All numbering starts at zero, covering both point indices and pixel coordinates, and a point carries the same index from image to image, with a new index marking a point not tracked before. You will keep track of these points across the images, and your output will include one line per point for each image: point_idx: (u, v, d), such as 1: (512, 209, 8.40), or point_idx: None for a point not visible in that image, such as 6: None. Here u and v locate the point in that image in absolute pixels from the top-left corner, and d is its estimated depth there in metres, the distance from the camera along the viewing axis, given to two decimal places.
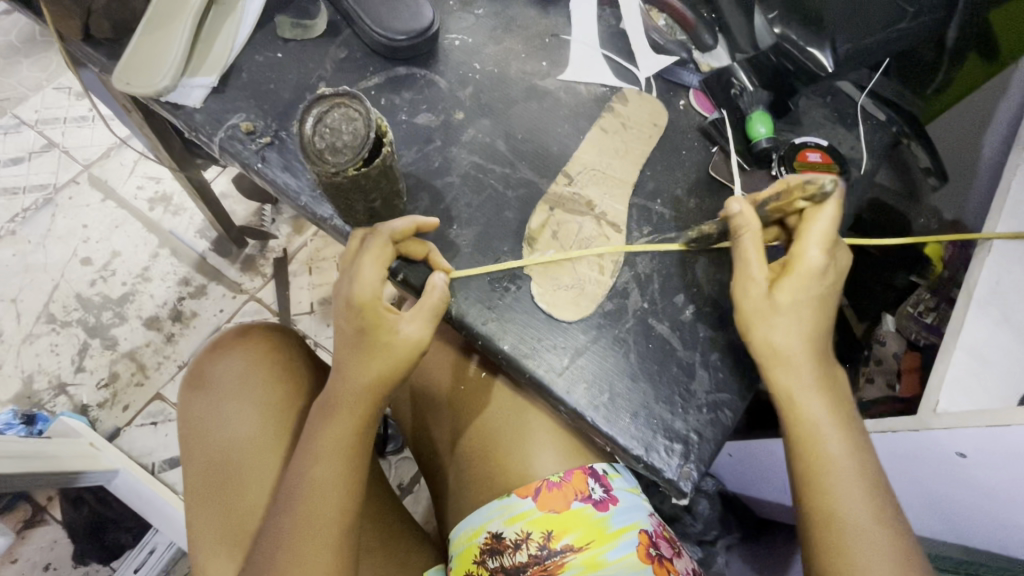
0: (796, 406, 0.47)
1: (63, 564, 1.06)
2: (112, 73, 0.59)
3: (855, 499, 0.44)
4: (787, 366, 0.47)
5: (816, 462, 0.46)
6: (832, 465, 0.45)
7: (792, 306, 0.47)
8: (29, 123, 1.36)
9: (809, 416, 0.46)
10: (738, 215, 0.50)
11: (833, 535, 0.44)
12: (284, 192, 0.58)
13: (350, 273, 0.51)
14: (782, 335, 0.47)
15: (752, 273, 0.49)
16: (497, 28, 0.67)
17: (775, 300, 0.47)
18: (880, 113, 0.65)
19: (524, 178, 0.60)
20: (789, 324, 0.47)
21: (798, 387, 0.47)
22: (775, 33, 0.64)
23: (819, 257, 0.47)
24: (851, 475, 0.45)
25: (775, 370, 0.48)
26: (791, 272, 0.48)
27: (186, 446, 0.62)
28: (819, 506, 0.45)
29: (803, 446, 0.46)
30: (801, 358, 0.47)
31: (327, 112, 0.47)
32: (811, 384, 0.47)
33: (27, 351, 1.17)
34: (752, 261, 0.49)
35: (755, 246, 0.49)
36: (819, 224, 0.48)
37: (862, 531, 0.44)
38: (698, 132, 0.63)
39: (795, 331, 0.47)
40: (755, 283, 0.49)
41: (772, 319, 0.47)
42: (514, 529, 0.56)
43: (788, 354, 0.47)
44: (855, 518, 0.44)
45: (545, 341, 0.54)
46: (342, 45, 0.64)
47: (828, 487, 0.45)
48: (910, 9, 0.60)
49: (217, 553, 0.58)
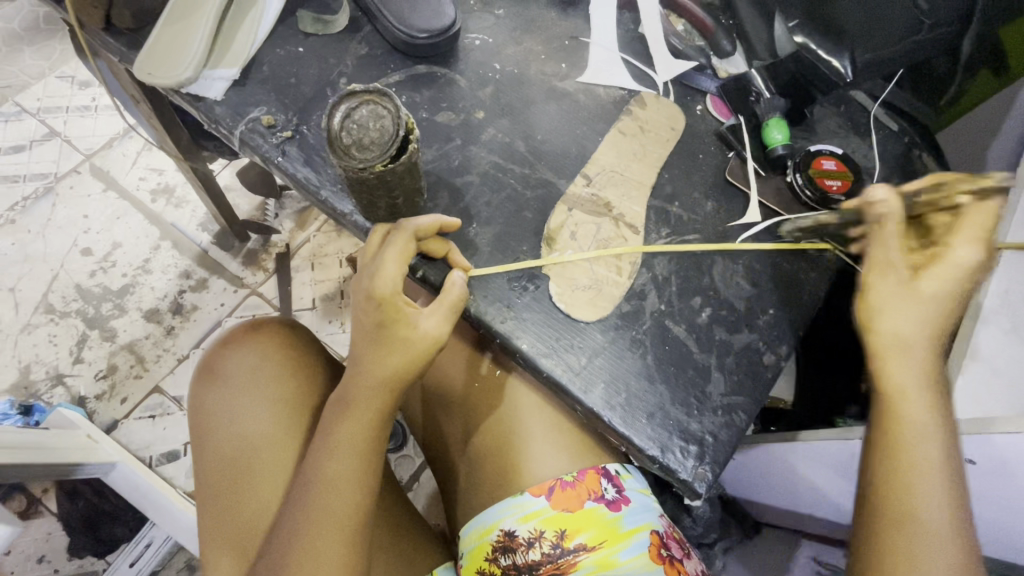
0: (902, 400, 0.45)
1: (57, 557, 1.05)
2: (134, 63, 0.59)
3: (937, 500, 0.42)
4: (912, 361, 0.45)
5: (904, 458, 0.44)
6: (927, 464, 0.43)
7: (921, 296, 0.45)
8: (31, 111, 1.34)
9: (911, 411, 0.44)
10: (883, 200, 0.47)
11: (906, 533, 0.42)
12: (304, 186, 0.58)
13: (371, 269, 0.51)
14: (911, 327, 0.45)
15: (893, 257, 0.46)
16: (517, 29, 0.67)
17: (916, 289, 0.45)
18: (892, 123, 0.66)
19: (543, 178, 0.61)
20: (921, 313, 0.45)
21: (906, 381, 0.45)
22: (796, 41, 0.66)
23: (977, 252, 0.44)
24: (941, 480, 0.43)
25: (891, 359, 0.45)
26: (940, 264, 0.45)
27: (197, 441, 0.61)
28: (897, 502, 0.43)
29: (894, 438, 0.44)
30: (922, 350, 0.45)
31: (355, 108, 0.47)
32: (923, 380, 0.44)
33: (25, 340, 1.16)
34: (891, 247, 0.46)
35: (896, 232, 0.46)
36: (981, 217, 0.45)
37: (938, 534, 0.42)
38: (715, 137, 0.64)
39: (921, 323, 0.45)
40: (892, 270, 0.46)
41: (898, 309, 0.45)
42: (527, 527, 0.56)
43: (905, 349, 0.45)
44: (932, 518, 0.42)
45: (562, 341, 0.55)
46: (363, 41, 0.64)
47: (912, 483, 0.43)
48: (926, 21, 0.63)
49: (228, 548, 0.57)
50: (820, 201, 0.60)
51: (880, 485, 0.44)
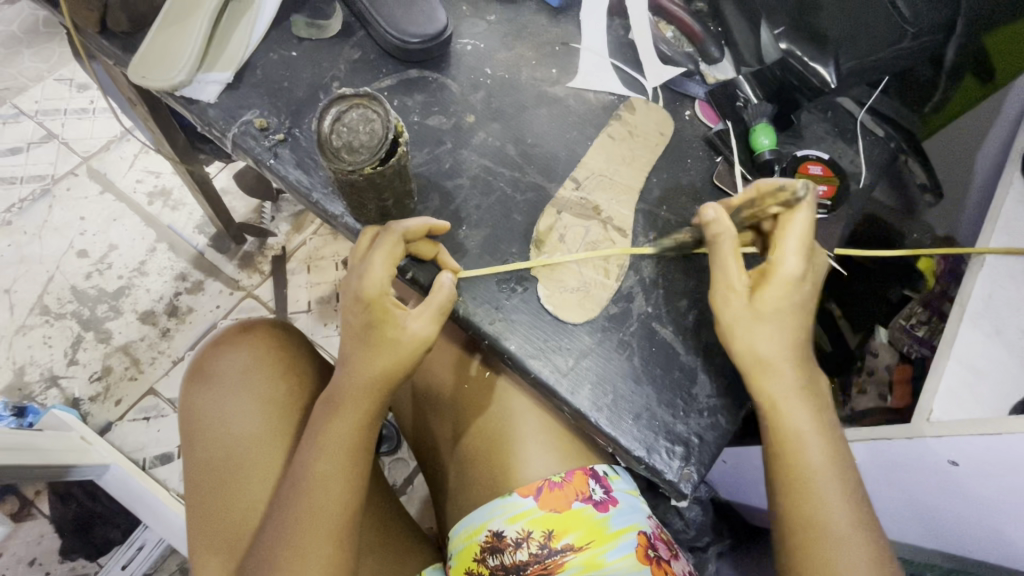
0: (779, 410, 0.48)
1: (50, 559, 1.04)
2: (128, 66, 0.60)
3: (836, 502, 0.46)
4: (782, 372, 0.48)
5: (798, 469, 0.46)
6: (814, 469, 0.46)
7: (767, 307, 0.48)
8: (29, 113, 1.35)
9: (791, 420, 0.47)
10: (716, 224, 0.50)
11: (815, 541, 0.45)
12: (296, 188, 0.58)
13: (359, 270, 0.51)
14: (771, 341, 0.48)
15: (741, 274, 0.49)
16: (509, 34, 0.68)
17: (769, 301, 0.48)
18: (878, 129, 0.67)
19: (534, 182, 0.61)
20: (773, 330, 0.48)
21: (780, 392, 0.48)
22: (781, 47, 0.64)
23: (801, 259, 0.48)
24: (833, 482, 0.46)
25: (759, 376, 0.48)
26: (771, 279, 0.48)
27: (187, 442, 0.61)
28: (803, 511, 0.46)
29: (786, 450, 0.47)
30: (786, 365, 0.48)
31: (345, 111, 0.48)
32: (793, 386, 0.48)
33: (19, 342, 1.16)
34: (736, 266, 0.49)
35: (731, 251, 0.49)
36: (796, 226, 0.48)
37: (843, 534, 0.45)
38: (703, 142, 0.65)
39: (778, 339, 0.48)
40: (742, 287, 0.49)
41: (757, 327, 0.48)
42: (515, 527, 0.56)
43: (770, 361, 0.48)
44: (836, 520, 0.45)
45: (550, 342, 0.55)
46: (355, 46, 0.65)
47: (811, 491, 0.46)
48: (911, 29, 0.61)
49: (217, 549, 0.57)
50: None
51: (782, 496, 0.47)
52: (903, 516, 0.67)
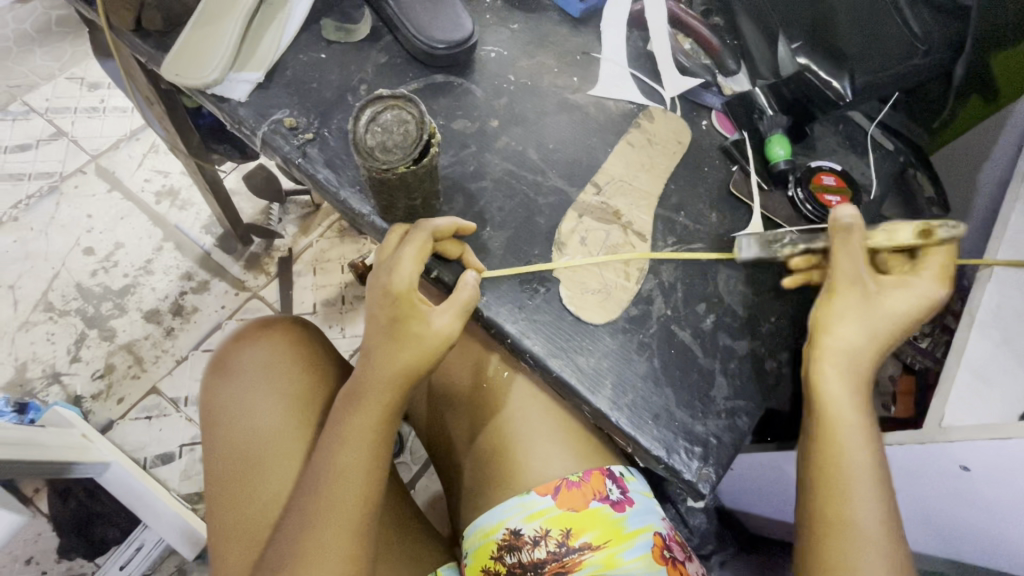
0: (833, 406, 0.49)
1: (45, 559, 1.03)
2: (161, 64, 0.61)
3: (868, 503, 0.48)
4: (851, 374, 0.50)
5: (837, 467, 0.49)
6: (856, 471, 0.48)
7: (879, 313, 0.50)
8: (40, 111, 1.36)
9: (841, 418, 0.49)
10: (847, 223, 0.51)
11: (837, 536, 0.48)
12: (323, 186, 0.59)
13: (388, 267, 0.52)
14: (858, 341, 0.49)
15: (857, 272, 0.50)
16: (531, 43, 0.70)
17: (872, 309, 0.50)
18: (887, 143, 0.69)
19: (555, 186, 0.63)
20: (861, 330, 0.49)
21: (834, 390, 0.50)
22: (800, 62, 0.68)
23: (937, 288, 0.50)
24: (870, 485, 0.48)
25: (829, 371, 0.50)
26: (889, 288, 0.50)
27: (208, 434, 0.62)
28: (832, 507, 0.48)
29: (826, 449, 0.49)
30: (858, 370, 0.50)
31: (380, 112, 0.49)
32: (850, 391, 0.50)
33: (23, 338, 1.15)
34: (850, 265, 0.50)
35: (857, 252, 0.51)
36: (932, 262, 0.51)
37: (870, 533, 0.47)
38: (719, 151, 0.66)
39: (862, 341, 0.49)
40: (856, 286, 0.50)
41: (847, 325, 0.50)
42: (533, 525, 0.57)
43: (846, 359, 0.50)
44: (863, 519, 0.47)
45: (572, 342, 0.56)
46: (382, 50, 0.66)
47: (843, 488, 0.48)
48: (922, 47, 0.64)
49: (235, 542, 0.58)
50: (821, 213, 0.62)
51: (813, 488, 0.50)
52: (909, 522, 0.68)
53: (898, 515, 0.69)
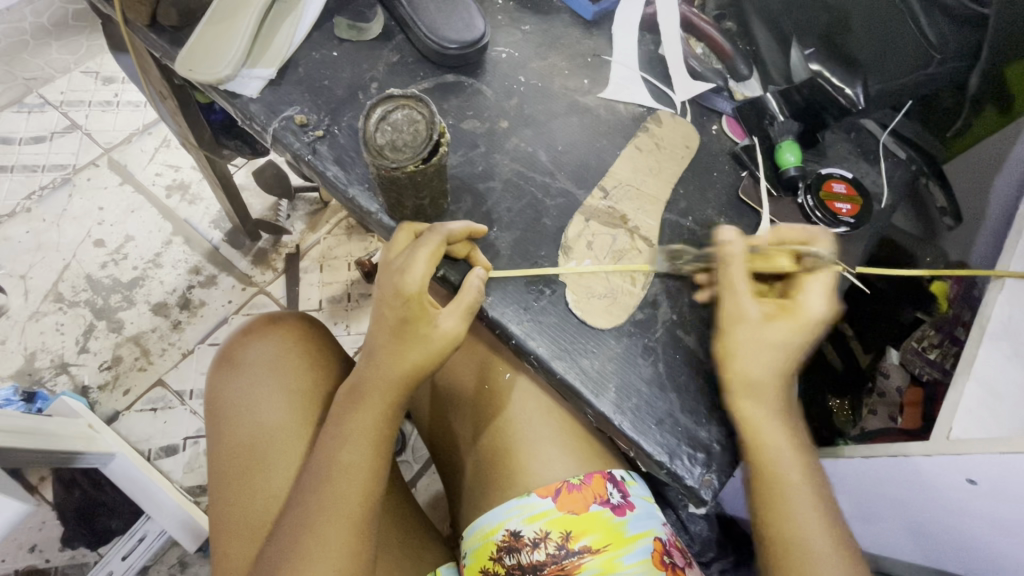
0: (756, 430, 0.51)
1: (49, 547, 1.04)
2: (175, 59, 0.62)
3: (809, 517, 0.50)
4: (762, 396, 0.51)
5: (778, 489, 0.50)
6: (790, 488, 0.50)
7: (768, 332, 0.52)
8: (54, 104, 1.38)
9: (769, 442, 0.51)
10: (732, 252, 0.54)
11: (783, 552, 0.49)
12: (332, 183, 0.60)
13: (399, 268, 0.52)
14: (756, 370, 0.51)
15: (743, 309, 0.52)
16: (543, 45, 0.70)
17: (764, 339, 0.51)
18: (900, 152, 0.68)
19: (564, 188, 0.63)
20: (762, 358, 0.51)
21: (754, 414, 0.51)
22: (811, 68, 0.68)
23: (823, 308, 0.52)
24: (805, 500, 0.50)
25: (744, 398, 0.51)
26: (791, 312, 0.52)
27: (212, 430, 0.62)
28: (778, 527, 0.50)
29: (764, 471, 0.51)
30: (770, 389, 0.51)
31: (391, 111, 0.50)
32: (768, 416, 0.51)
33: (32, 328, 1.17)
34: (736, 299, 0.53)
35: (741, 274, 0.53)
36: (813, 283, 0.53)
37: (816, 548, 0.49)
38: (729, 156, 0.66)
39: (767, 367, 0.51)
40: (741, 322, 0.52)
41: (745, 349, 0.52)
42: (533, 527, 0.57)
43: (755, 381, 0.51)
44: (808, 535, 0.49)
45: (578, 345, 0.56)
46: (394, 49, 0.66)
47: (784, 506, 0.50)
48: (937, 55, 0.63)
49: (236, 536, 0.58)
50: (830, 221, 0.61)
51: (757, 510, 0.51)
52: (912, 534, 0.68)
53: (902, 527, 0.69)
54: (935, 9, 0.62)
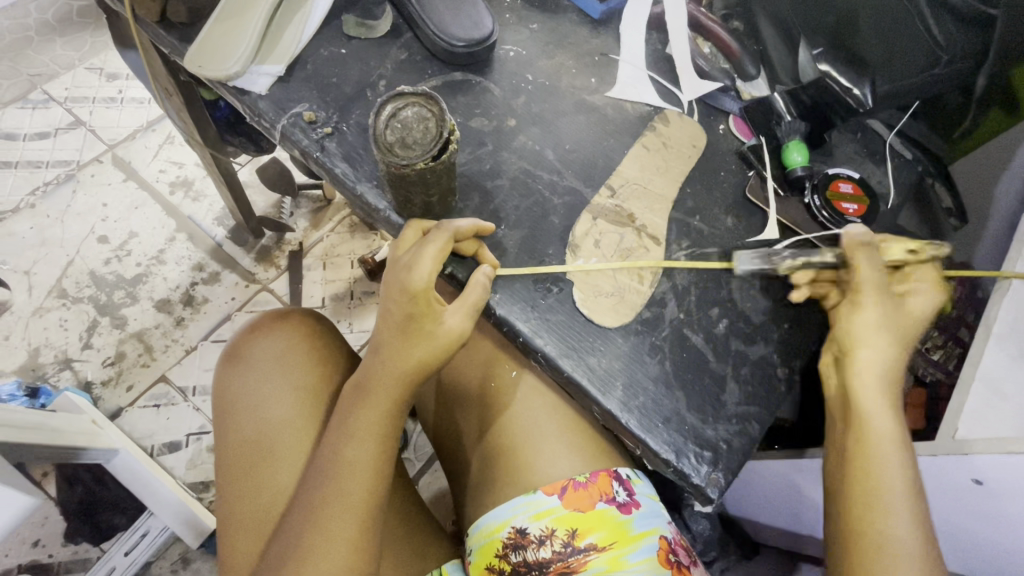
0: (866, 413, 0.52)
1: (53, 542, 1.04)
2: (184, 56, 0.62)
3: (902, 515, 0.50)
4: (884, 381, 0.53)
5: (868, 482, 0.51)
6: (888, 481, 0.50)
7: (900, 322, 0.54)
8: (58, 100, 1.38)
9: (878, 433, 0.51)
10: (863, 237, 0.54)
11: (870, 545, 0.50)
12: (340, 180, 0.60)
13: (407, 264, 0.53)
14: (886, 352, 0.53)
15: (880, 285, 0.53)
16: (550, 43, 0.70)
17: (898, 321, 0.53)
18: (907, 152, 0.69)
19: (571, 186, 0.63)
20: (882, 343, 0.53)
21: (869, 400, 0.52)
22: (820, 68, 0.68)
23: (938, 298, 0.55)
24: (900, 498, 0.50)
25: (858, 378, 0.53)
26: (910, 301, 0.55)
27: (220, 425, 0.62)
28: (867, 520, 0.50)
29: (863, 461, 0.52)
30: (885, 379, 0.53)
31: (401, 108, 0.50)
32: (886, 404, 0.52)
33: (36, 323, 1.17)
34: (874, 276, 0.53)
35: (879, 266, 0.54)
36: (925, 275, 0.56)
37: (907, 546, 0.49)
38: (736, 156, 0.66)
39: (888, 355, 0.53)
40: (883, 298, 0.53)
41: (875, 338, 0.53)
42: (539, 525, 0.57)
43: (879, 370, 0.53)
44: (897, 532, 0.49)
45: (585, 343, 0.56)
46: (403, 47, 0.66)
47: (878, 503, 0.50)
48: (945, 55, 0.64)
49: (243, 531, 0.58)
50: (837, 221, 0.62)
51: (850, 499, 0.51)
52: None
53: None
54: (943, 10, 0.63)
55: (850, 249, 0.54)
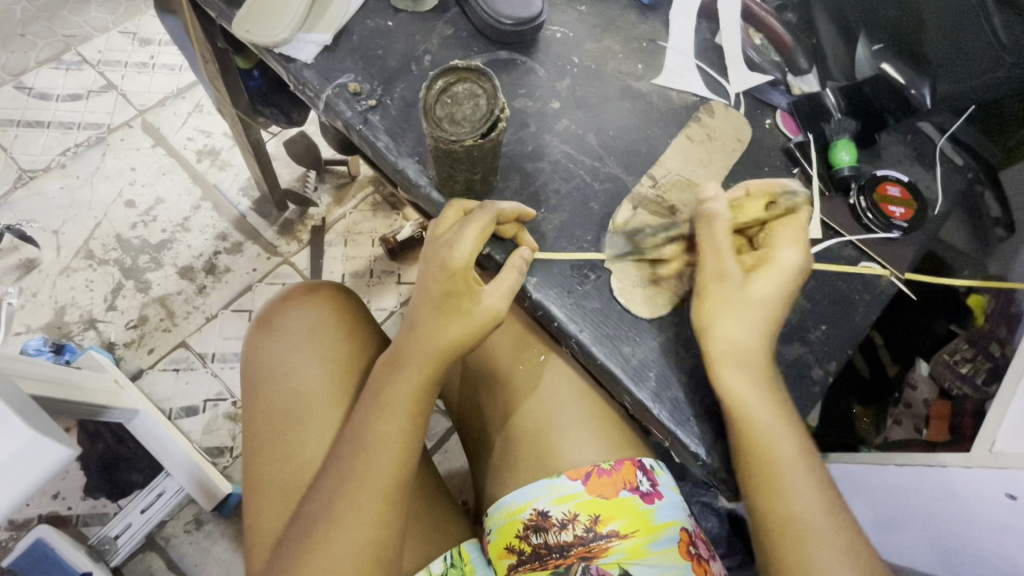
0: (736, 398, 0.51)
1: (72, 496, 1.07)
2: (234, 21, 0.62)
3: (801, 492, 0.50)
4: (745, 362, 0.52)
5: (767, 462, 0.50)
6: (782, 462, 0.50)
7: (743, 299, 0.52)
8: (92, 62, 1.38)
9: (756, 419, 0.50)
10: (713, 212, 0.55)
11: (788, 532, 0.49)
12: (382, 154, 0.60)
13: (448, 241, 0.52)
14: (738, 331, 0.52)
15: (721, 267, 0.53)
16: (597, 26, 0.69)
17: (738, 293, 0.52)
18: (957, 157, 0.67)
19: (612, 173, 0.62)
20: (740, 320, 0.52)
21: (736, 386, 0.51)
22: (879, 66, 0.67)
23: (795, 256, 0.53)
24: (798, 476, 0.50)
25: (721, 364, 0.52)
26: (770, 262, 0.53)
27: (251, 391, 0.63)
28: (775, 510, 0.50)
29: (755, 450, 0.50)
30: (752, 355, 0.52)
31: (452, 83, 0.49)
32: (751, 384, 0.51)
33: (63, 282, 1.19)
34: (716, 259, 0.54)
35: (724, 242, 0.54)
36: (787, 233, 0.55)
37: (817, 523, 0.49)
38: (781, 151, 0.65)
39: (751, 329, 0.52)
40: (718, 279, 0.53)
41: (725, 315, 0.52)
42: (561, 508, 0.58)
43: (738, 351, 0.52)
44: (802, 512, 0.49)
45: (621, 332, 0.56)
46: (449, 22, 0.65)
47: (778, 488, 0.50)
48: (1010, 58, 0.60)
49: (272, 497, 0.59)
50: (882, 225, 0.61)
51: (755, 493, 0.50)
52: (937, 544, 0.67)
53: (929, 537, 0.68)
54: (1013, 11, 0.59)
55: (699, 222, 0.55)
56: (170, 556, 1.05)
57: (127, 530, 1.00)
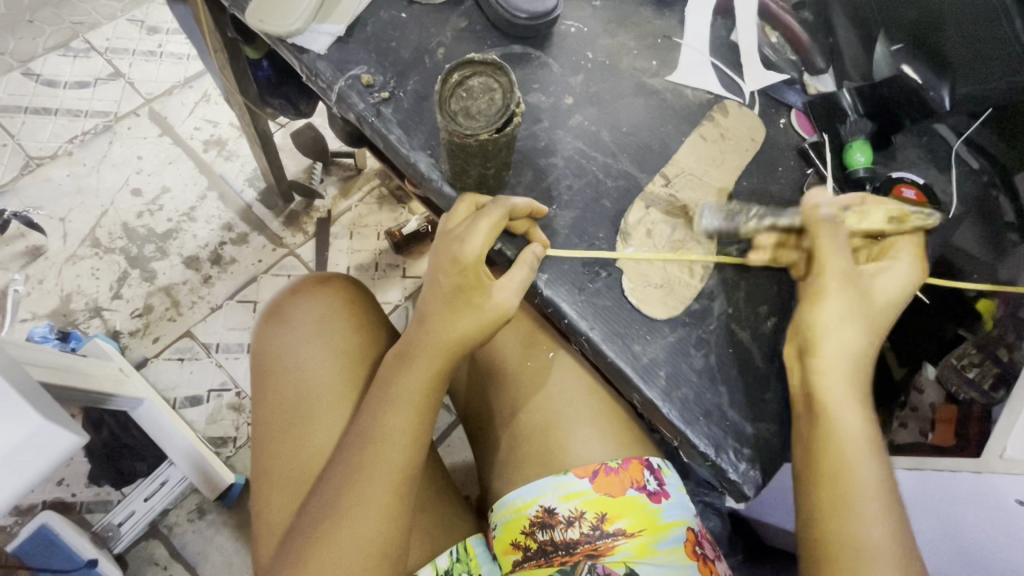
0: (831, 406, 0.49)
1: (76, 482, 1.07)
2: (247, 11, 0.62)
3: (872, 517, 0.47)
4: (851, 374, 0.50)
5: (841, 480, 0.48)
6: (857, 483, 0.48)
7: (866, 309, 0.51)
8: (99, 50, 1.38)
9: (846, 433, 0.49)
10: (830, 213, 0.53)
11: (842, 551, 0.47)
12: (394, 147, 0.59)
13: (459, 235, 0.52)
14: (855, 339, 0.50)
15: (849, 270, 0.51)
16: (612, 21, 0.68)
17: (866, 303, 0.51)
18: (972, 161, 0.67)
19: (625, 170, 0.61)
20: (853, 331, 0.50)
21: (834, 397, 0.50)
22: (899, 68, 0.65)
23: (911, 272, 0.53)
24: (872, 501, 0.48)
25: (825, 376, 0.50)
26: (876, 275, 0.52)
27: (260, 383, 0.63)
28: (834, 525, 0.48)
29: (824, 458, 0.49)
30: (853, 367, 0.50)
31: (467, 76, 0.49)
32: (849, 395, 0.50)
33: (69, 270, 1.19)
34: (837, 259, 0.51)
35: (841, 245, 0.52)
36: (903, 247, 0.55)
37: (880, 550, 0.46)
38: (796, 152, 0.64)
39: (855, 336, 0.50)
40: (843, 283, 0.51)
41: (841, 324, 0.50)
42: (568, 506, 0.58)
43: (846, 363, 0.50)
44: (869, 537, 0.47)
45: (631, 331, 0.55)
46: (463, 15, 0.65)
47: (845, 504, 0.48)
48: None
49: (279, 488, 0.59)
50: None
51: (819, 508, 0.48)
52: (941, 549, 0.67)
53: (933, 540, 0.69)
54: None
55: (814, 221, 0.52)
56: (173, 544, 1.06)
57: (130, 518, 1.01)
